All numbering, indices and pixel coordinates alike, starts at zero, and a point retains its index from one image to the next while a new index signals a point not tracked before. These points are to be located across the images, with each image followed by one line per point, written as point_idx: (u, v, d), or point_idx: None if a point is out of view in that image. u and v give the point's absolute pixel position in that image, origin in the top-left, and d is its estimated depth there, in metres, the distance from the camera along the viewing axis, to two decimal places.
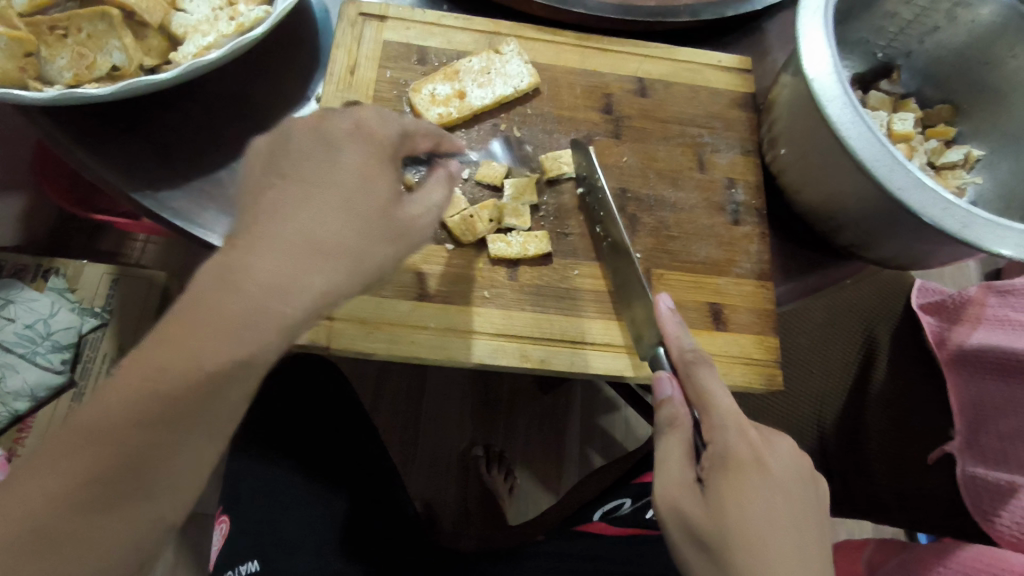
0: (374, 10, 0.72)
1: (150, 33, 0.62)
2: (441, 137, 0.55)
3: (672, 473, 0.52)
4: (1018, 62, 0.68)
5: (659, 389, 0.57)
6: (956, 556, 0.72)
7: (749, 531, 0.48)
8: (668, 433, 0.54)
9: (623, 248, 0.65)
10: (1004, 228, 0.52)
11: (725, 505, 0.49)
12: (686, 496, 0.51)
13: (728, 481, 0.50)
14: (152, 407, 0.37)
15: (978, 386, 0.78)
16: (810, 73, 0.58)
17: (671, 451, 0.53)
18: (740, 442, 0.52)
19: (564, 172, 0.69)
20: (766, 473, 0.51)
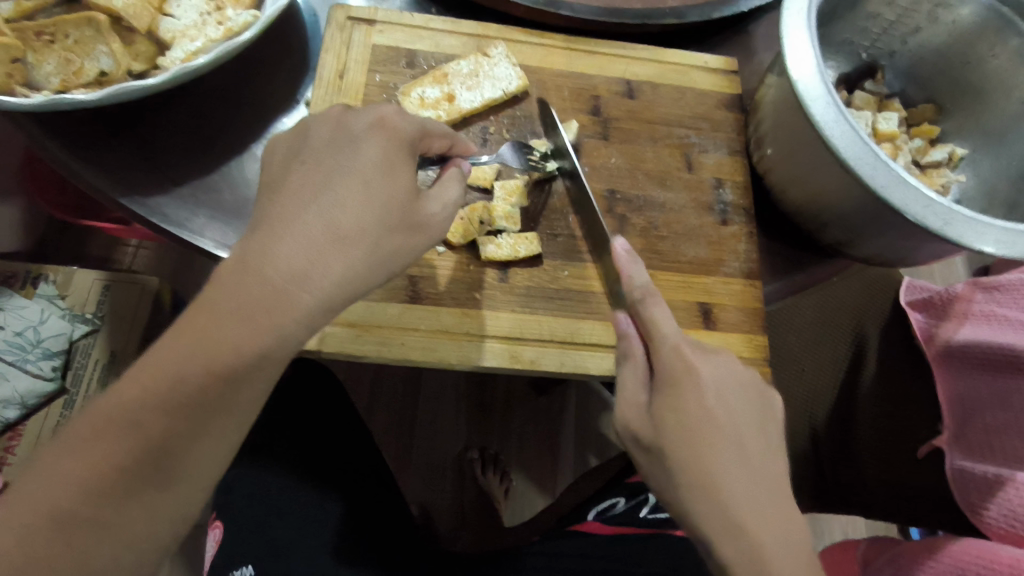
0: (362, 15, 0.73)
1: (138, 39, 0.63)
2: (454, 139, 0.58)
3: (627, 397, 0.54)
4: (1000, 61, 0.69)
5: (617, 326, 0.58)
6: (948, 550, 0.72)
7: (688, 437, 0.50)
8: (626, 364, 0.56)
9: (605, 244, 0.65)
10: (985, 224, 0.53)
11: (666, 419, 0.51)
12: (637, 418, 0.53)
13: (668, 396, 0.52)
14: (154, 417, 0.39)
15: (966, 380, 0.79)
16: (794, 75, 0.59)
17: (625, 380, 0.55)
18: (675, 359, 0.53)
19: (547, 171, 0.70)
20: (702, 384, 0.52)
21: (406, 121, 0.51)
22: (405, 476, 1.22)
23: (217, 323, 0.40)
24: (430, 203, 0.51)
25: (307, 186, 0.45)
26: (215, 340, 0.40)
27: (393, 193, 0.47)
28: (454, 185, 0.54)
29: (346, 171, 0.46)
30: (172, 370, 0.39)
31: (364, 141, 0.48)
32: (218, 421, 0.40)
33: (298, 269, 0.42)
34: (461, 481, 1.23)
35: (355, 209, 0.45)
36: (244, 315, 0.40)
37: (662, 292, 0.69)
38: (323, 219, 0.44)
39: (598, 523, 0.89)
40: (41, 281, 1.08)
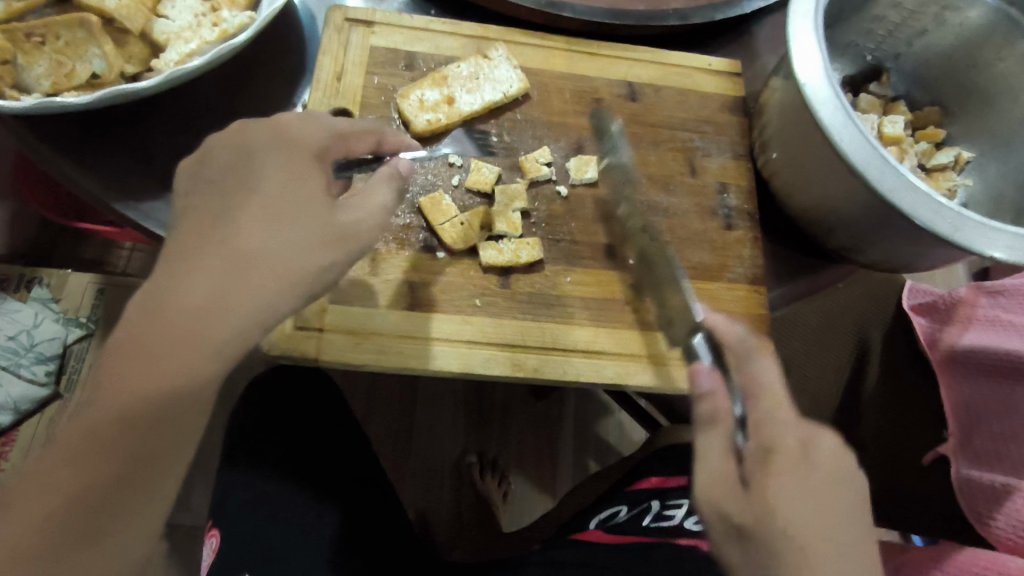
0: (360, 16, 0.71)
1: (131, 40, 0.61)
2: (381, 135, 0.56)
3: (715, 466, 0.47)
4: (1006, 65, 0.68)
5: (697, 383, 0.50)
6: (952, 559, 0.72)
7: (793, 522, 0.44)
8: (711, 431, 0.48)
9: (653, 251, 0.64)
10: (995, 229, 0.52)
11: (771, 497, 0.45)
12: (733, 495, 0.45)
13: (772, 474, 0.46)
14: (106, 436, 0.40)
15: (971, 387, 0.78)
16: (801, 77, 0.57)
17: (713, 449, 0.48)
18: (785, 435, 0.48)
19: (544, 172, 0.69)
20: (810, 463, 0.47)
21: (308, 127, 0.50)
22: (403, 481, 1.21)
23: (135, 360, 0.41)
24: (347, 212, 0.49)
25: (211, 216, 0.45)
26: (138, 378, 0.41)
27: (299, 206, 0.47)
28: (383, 186, 0.52)
29: (247, 194, 0.46)
30: (99, 411, 0.40)
31: (259, 160, 0.47)
32: (162, 451, 0.42)
33: (215, 299, 0.42)
34: (459, 484, 1.21)
35: (260, 231, 0.45)
36: (167, 349, 0.41)
37: None
38: (229, 247, 0.43)
39: (601, 533, 0.87)
40: (35, 284, 1.06)
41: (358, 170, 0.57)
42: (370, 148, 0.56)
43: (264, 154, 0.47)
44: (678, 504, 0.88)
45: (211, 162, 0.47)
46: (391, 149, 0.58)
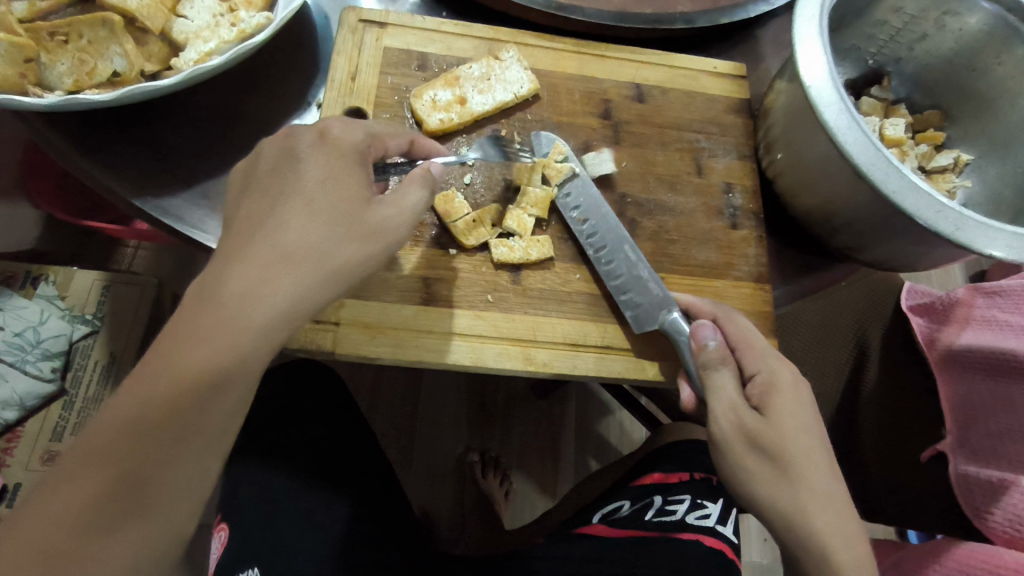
0: (373, 17, 0.73)
1: (151, 40, 0.63)
2: (413, 137, 0.60)
3: (729, 396, 0.58)
4: (1005, 69, 0.70)
5: (699, 334, 0.61)
6: (950, 554, 0.73)
7: (798, 441, 0.56)
8: (724, 369, 0.59)
9: (617, 252, 0.67)
10: (996, 229, 0.54)
11: (782, 417, 0.56)
12: (752, 418, 0.56)
13: (778, 401, 0.57)
14: (131, 423, 0.41)
15: (968, 385, 0.79)
16: (806, 80, 0.59)
17: (727, 386, 0.58)
18: (781, 370, 0.60)
19: (564, 174, 0.68)
20: (798, 389, 0.59)
21: (343, 131, 0.52)
22: (408, 479, 1.22)
23: (176, 345, 0.42)
24: (381, 209, 0.50)
25: (255, 215, 0.47)
26: (169, 364, 0.42)
27: (336, 204, 0.48)
28: (416, 186, 0.52)
29: (288, 194, 0.47)
30: (144, 395, 0.41)
31: (303, 162, 0.49)
32: (204, 437, 0.42)
33: (240, 289, 0.43)
34: (463, 482, 1.22)
35: (299, 227, 0.46)
36: (202, 335, 0.42)
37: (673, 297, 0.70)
38: (270, 242, 0.45)
39: (606, 526, 0.88)
40: (41, 281, 1.07)
41: (394, 171, 0.60)
42: (404, 148, 0.59)
43: (309, 153, 0.49)
44: (681, 499, 0.90)
45: None
46: (423, 152, 0.62)
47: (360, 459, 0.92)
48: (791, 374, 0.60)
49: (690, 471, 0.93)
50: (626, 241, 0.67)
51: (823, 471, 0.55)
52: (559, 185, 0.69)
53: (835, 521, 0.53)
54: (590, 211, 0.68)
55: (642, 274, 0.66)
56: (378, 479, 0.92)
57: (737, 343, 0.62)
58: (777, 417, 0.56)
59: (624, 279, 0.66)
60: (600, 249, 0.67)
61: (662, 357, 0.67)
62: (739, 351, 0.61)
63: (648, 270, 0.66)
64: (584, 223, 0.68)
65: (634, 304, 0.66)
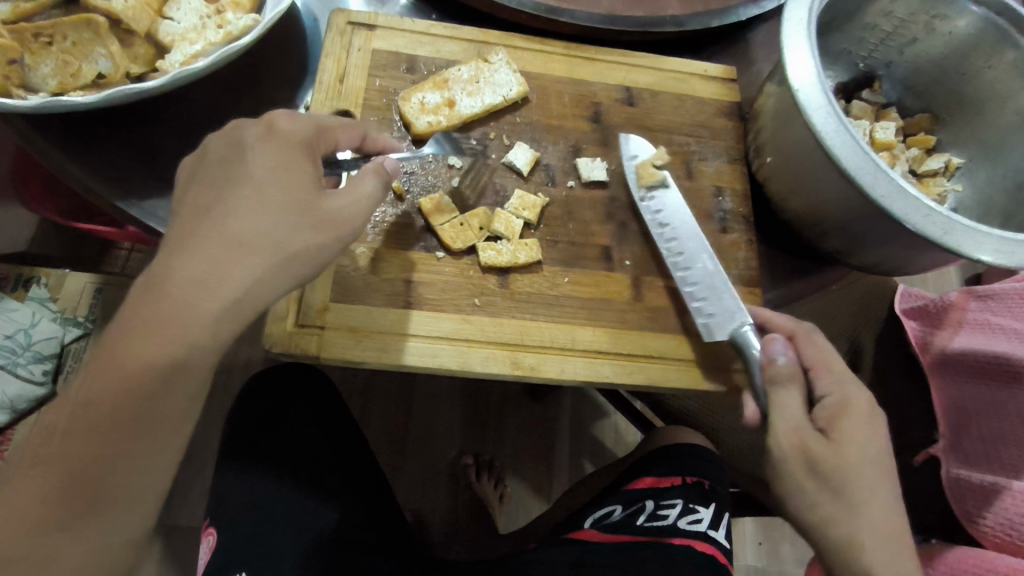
0: (362, 19, 0.72)
1: (137, 42, 0.62)
2: (363, 131, 0.58)
3: (790, 417, 0.57)
4: (995, 72, 0.70)
5: (769, 350, 0.60)
6: (943, 558, 0.73)
7: (859, 464, 0.56)
8: (790, 387, 0.58)
9: (696, 260, 0.67)
10: (984, 233, 0.54)
11: (848, 442, 0.56)
12: (812, 440, 0.56)
13: (847, 425, 0.57)
14: (98, 424, 0.42)
15: (959, 388, 0.80)
16: (794, 84, 0.59)
17: (789, 406, 0.58)
18: (856, 394, 0.59)
19: (656, 182, 0.70)
20: (871, 413, 0.59)
21: (296, 120, 0.51)
22: (400, 482, 1.21)
23: (139, 351, 0.42)
24: (333, 198, 0.50)
25: (203, 202, 0.47)
26: (128, 366, 0.42)
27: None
28: (369, 178, 0.52)
29: (263, 182, 0.47)
30: (103, 399, 0.42)
31: (286, 160, 0.48)
32: (156, 436, 0.44)
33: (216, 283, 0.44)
34: (456, 486, 1.22)
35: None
36: (181, 332, 0.43)
37: (662, 300, 0.69)
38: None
39: (597, 531, 0.88)
40: (33, 283, 1.06)
41: (343, 166, 0.59)
42: (357, 142, 0.58)
43: (256, 146, 0.49)
44: (673, 504, 0.89)
45: (207, 162, 0.48)
46: (376, 146, 0.60)
47: (351, 463, 0.91)
48: (866, 397, 0.59)
49: (681, 474, 0.89)
50: (708, 252, 0.68)
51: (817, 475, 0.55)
52: (650, 188, 0.70)
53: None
54: (675, 219, 0.69)
55: (717, 283, 0.66)
56: (368, 487, 0.91)
57: (812, 364, 0.61)
58: (841, 443, 0.56)
59: (699, 286, 0.66)
60: (678, 254, 0.68)
61: (651, 361, 0.67)
62: (813, 372, 0.61)
63: (726, 281, 0.66)
64: (664, 228, 0.69)
65: (704, 312, 0.65)
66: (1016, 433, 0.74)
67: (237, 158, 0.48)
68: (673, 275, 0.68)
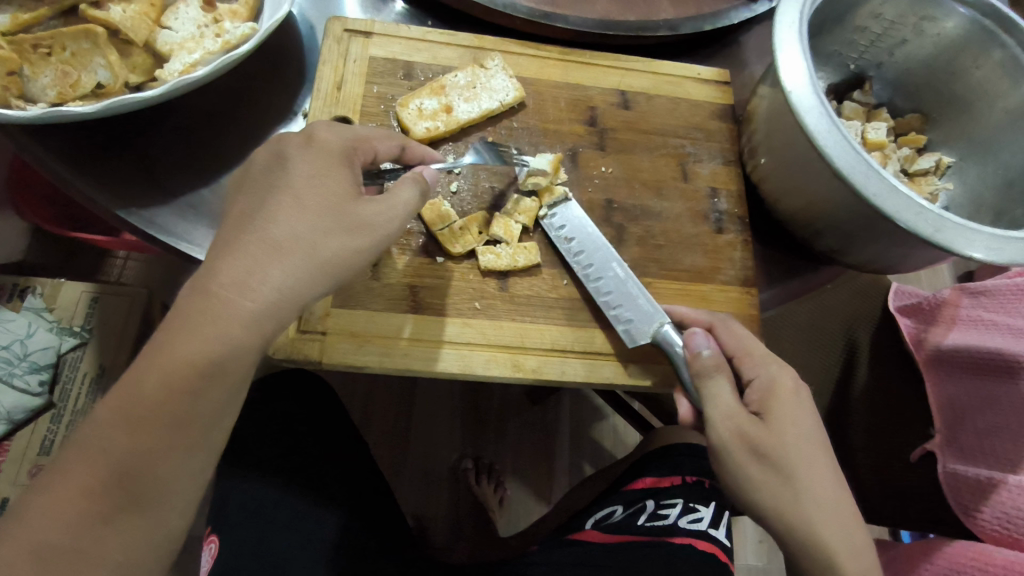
0: (359, 27, 0.73)
1: (135, 52, 0.63)
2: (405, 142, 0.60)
3: (725, 406, 0.58)
4: (983, 72, 0.71)
5: (692, 343, 0.61)
6: (942, 552, 0.74)
7: (798, 448, 0.56)
8: (719, 377, 0.59)
9: (607, 268, 0.67)
10: (974, 231, 0.55)
11: (784, 425, 0.57)
12: (749, 425, 0.56)
13: (779, 407, 0.58)
14: (108, 432, 0.41)
15: (955, 384, 0.81)
16: (787, 85, 0.60)
17: (722, 395, 0.58)
18: (781, 374, 0.60)
19: (558, 195, 0.69)
20: (799, 392, 0.59)
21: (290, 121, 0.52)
22: (401, 486, 1.22)
23: (146, 359, 0.42)
24: (372, 205, 0.51)
25: None
26: (139, 369, 0.42)
27: (324, 198, 0.48)
28: (409, 187, 0.53)
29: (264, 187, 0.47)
30: (115, 407, 0.41)
31: (288, 166, 0.49)
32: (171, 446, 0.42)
33: (215, 285, 0.43)
34: (457, 489, 1.22)
35: (287, 220, 0.46)
36: (184, 332, 0.42)
37: (659, 301, 0.70)
38: (257, 236, 0.45)
39: (599, 532, 0.88)
40: (28, 293, 1.06)
41: (387, 176, 0.62)
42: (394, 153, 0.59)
43: (299, 155, 0.50)
44: (673, 504, 0.89)
45: None
46: (416, 158, 0.62)
47: (353, 469, 0.92)
48: (793, 378, 0.60)
49: (680, 475, 0.91)
50: (617, 259, 0.67)
51: (822, 474, 0.55)
52: (552, 205, 0.69)
53: (831, 521, 0.54)
54: (579, 230, 0.69)
55: (631, 290, 0.66)
56: (368, 491, 0.91)
57: (735, 352, 0.63)
58: (776, 425, 0.57)
59: (614, 294, 0.66)
60: (588, 266, 0.67)
61: (652, 363, 0.68)
62: (738, 359, 0.63)
63: (637, 287, 0.66)
64: (569, 242, 0.68)
65: (623, 320, 0.66)
66: (1012, 427, 0.75)
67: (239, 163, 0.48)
68: (586, 287, 0.67)
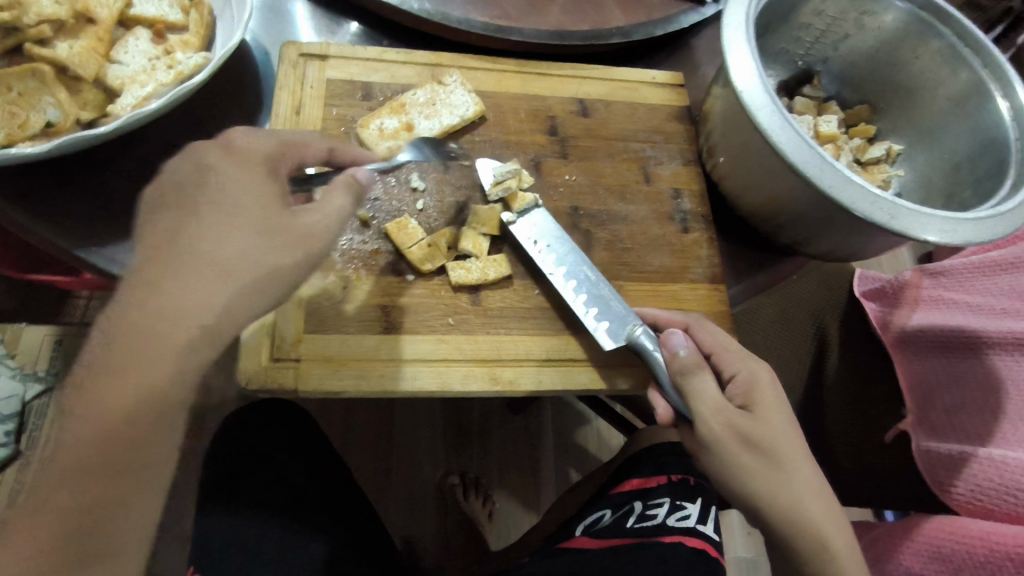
0: (314, 50, 0.73)
1: (85, 87, 0.62)
2: (329, 145, 0.58)
3: (712, 401, 0.57)
4: (923, 62, 0.74)
5: (670, 343, 0.61)
6: (922, 529, 0.76)
7: (779, 440, 0.57)
8: (703, 373, 0.59)
9: (579, 272, 0.67)
10: (927, 216, 0.57)
11: (767, 417, 0.58)
12: (737, 417, 0.57)
13: (760, 399, 0.59)
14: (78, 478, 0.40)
15: (923, 362, 0.84)
16: (739, 86, 0.61)
17: (708, 389, 0.58)
18: (758, 368, 0.61)
19: (529, 202, 0.69)
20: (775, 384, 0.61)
21: (245, 134, 0.51)
22: (388, 509, 1.20)
23: (113, 400, 0.41)
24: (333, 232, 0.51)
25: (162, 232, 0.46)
26: (106, 412, 0.41)
27: (291, 230, 0.48)
28: (341, 194, 0.53)
29: (235, 219, 0.47)
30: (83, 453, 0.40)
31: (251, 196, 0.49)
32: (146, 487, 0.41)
33: (173, 314, 0.42)
34: (445, 506, 1.21)
35: (256, 252, 0.46)
36: (152, 372, 0.41)
37: (631, 304, 0.71)
38: (225, 268, 0.45)
39: (589, 539, 0.88)
40: None
41: (316, 182, 0.59)
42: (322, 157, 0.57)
43: (259, 182, 0.49)
44: (660, 503, 0.89)
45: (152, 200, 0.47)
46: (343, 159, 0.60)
47: (338, 492, 0.91)
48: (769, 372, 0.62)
49: (667, 474, 0.92)
50: (588, 263, 0.68)
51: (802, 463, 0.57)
52: (522, 211, 0.69)
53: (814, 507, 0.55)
54: (548, 236, 0.69)
55: (603, 292, 0.66)
56: (355, 515, 0.90)
57: (712, 349, 0.64)
58: (756, 418, 0.58)
59: (587, 296, 0.66)
60: (559, 269, 0.67)
61: (629, 366, 0.68)
62: (716, 356, 0.63)
63: (611, 290, 0.67)
64: (538, 244, 0.68)
65: (596, 321, 0.65)
66: (977, 400, 0.78)
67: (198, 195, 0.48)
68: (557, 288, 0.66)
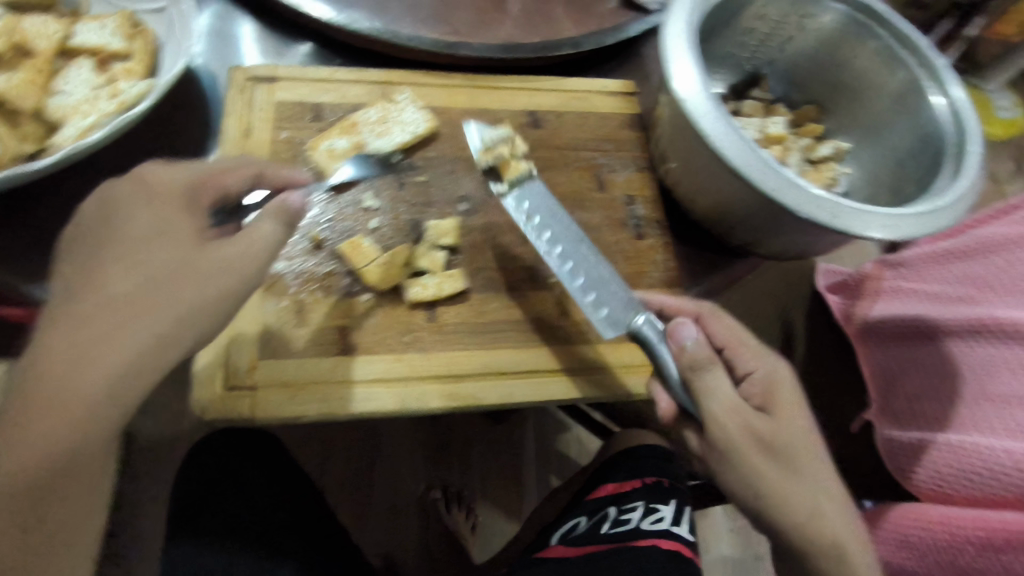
0: (262, 73, 0.72)
1: (25, 120, 0.60)
2: (256, 168, 0.57)
3: (730, 400, 0.57)
4: (863, 61, 0.76)
5: (680, 334, 0.58)
6: (888, 517, 0.78)
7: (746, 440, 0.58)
8: (715, 368, 0.57)
9: (577, 253, 0.66)
10: (869, 213, 0.58)
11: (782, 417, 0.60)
12: (755, 418, 0.58)
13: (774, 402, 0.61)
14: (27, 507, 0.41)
15: (885, 351, 0.87)
16: (681, 94, 0.62)
17: (722, 388, 0.57)
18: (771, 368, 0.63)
19: (523, 169, 0.69)
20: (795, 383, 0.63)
21: (164, 173, 0.51)
22: (368, 527, 1.19)
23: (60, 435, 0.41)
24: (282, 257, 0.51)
25: (99, 266, 0.45)
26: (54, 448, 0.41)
27: (237, 259, 0.48)
28: (267, 221, 0.51)
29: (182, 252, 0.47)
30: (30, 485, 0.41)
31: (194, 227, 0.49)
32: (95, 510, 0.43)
33: (118, 348, 0.43)
34: (427, 520, 1.20)
35: (205, 285, 0.47)
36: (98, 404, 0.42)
37: None
38: (173, 301, 0.45)
39: (564, 547, 0.88)
40: None
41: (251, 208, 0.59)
42: (247, 181, 0.56)
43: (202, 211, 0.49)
44: (634, 507, 0.90)
45: (92, 235, 0.47)
46: (273, 183, 0.58)
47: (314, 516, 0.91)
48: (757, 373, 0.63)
49: (641, 477, 0.93)
50: (587, 246, 0.67)
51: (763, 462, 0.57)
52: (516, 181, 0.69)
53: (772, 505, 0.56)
54: (546, 219, 0.68)
55: (603, 275, 0.65)
56: (327, 539, 0.89)
57: (724, 342, 0.64)
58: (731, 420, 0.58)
59: (587, 279, 0.65)
60: (556, 249, 0.66)
61: (588, 373, 0.70)
62: (731, 350, 0.64)
63: (613, 272, 0.65)
64: (534, 222, 0.68)
65: (598, 304, 0.64)
66: (935, 387, 0.80)
67: (138, 227, 0.47)
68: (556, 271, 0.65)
